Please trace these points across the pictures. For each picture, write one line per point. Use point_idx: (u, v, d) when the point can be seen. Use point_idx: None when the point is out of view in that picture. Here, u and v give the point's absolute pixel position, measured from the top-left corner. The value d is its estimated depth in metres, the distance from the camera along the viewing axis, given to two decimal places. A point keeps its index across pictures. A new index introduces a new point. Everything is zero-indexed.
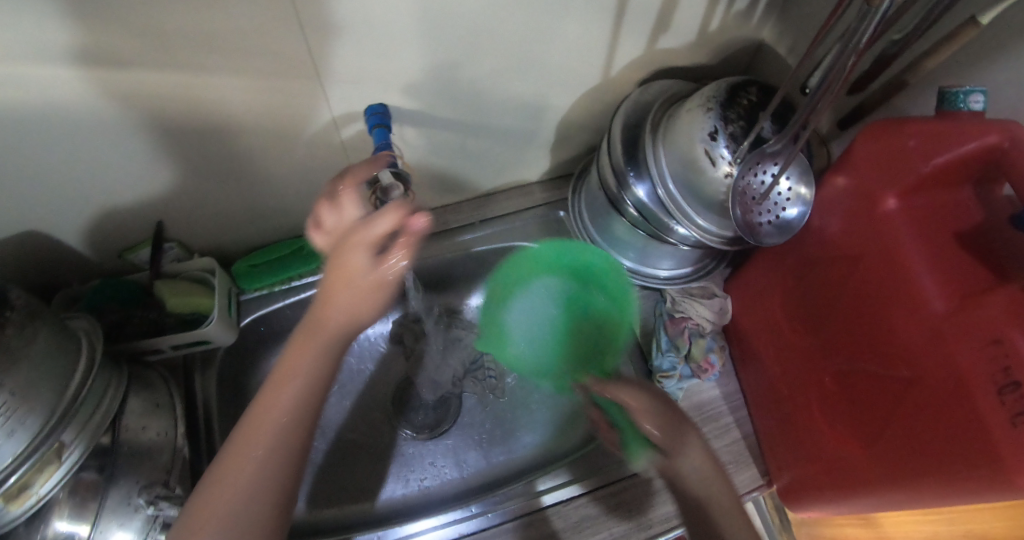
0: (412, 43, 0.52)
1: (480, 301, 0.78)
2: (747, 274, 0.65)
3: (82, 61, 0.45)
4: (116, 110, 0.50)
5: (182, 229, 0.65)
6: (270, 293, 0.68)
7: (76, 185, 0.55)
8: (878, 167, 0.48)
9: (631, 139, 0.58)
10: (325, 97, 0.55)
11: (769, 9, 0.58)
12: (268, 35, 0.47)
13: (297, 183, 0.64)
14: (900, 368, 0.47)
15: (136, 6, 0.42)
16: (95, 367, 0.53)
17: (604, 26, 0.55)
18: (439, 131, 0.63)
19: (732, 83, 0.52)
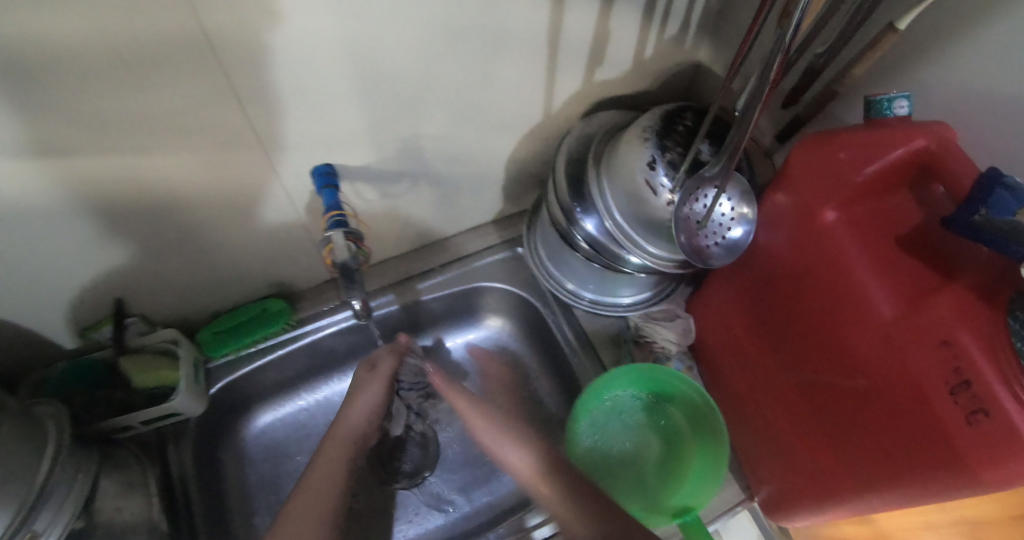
0: (349, 101, 0.52)
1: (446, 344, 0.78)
2: (707, 293, 0.64)
3: (27, 153, 0.44)
4: (60, 196, 0.49)
5: (142, 303, 0.65)
6: (237, 358, 0.68)
7: (27, 271, 0.55)
8: (813, 181, 0.48)
9: (576, 173, 0.59)
10: (271, 162, 0.55)
11: (700, 31, 0.59)
12: (208, 108, 0.48)
13: (254, 246, 0.64)
14: (856, 377, 0.47)
15: (70, 96, 0.42)
16: (62, 453, 0.53)
17: (540, 65, 0.56)
18: (391, 182, 0.63)
19: (667, 111, 0.53)
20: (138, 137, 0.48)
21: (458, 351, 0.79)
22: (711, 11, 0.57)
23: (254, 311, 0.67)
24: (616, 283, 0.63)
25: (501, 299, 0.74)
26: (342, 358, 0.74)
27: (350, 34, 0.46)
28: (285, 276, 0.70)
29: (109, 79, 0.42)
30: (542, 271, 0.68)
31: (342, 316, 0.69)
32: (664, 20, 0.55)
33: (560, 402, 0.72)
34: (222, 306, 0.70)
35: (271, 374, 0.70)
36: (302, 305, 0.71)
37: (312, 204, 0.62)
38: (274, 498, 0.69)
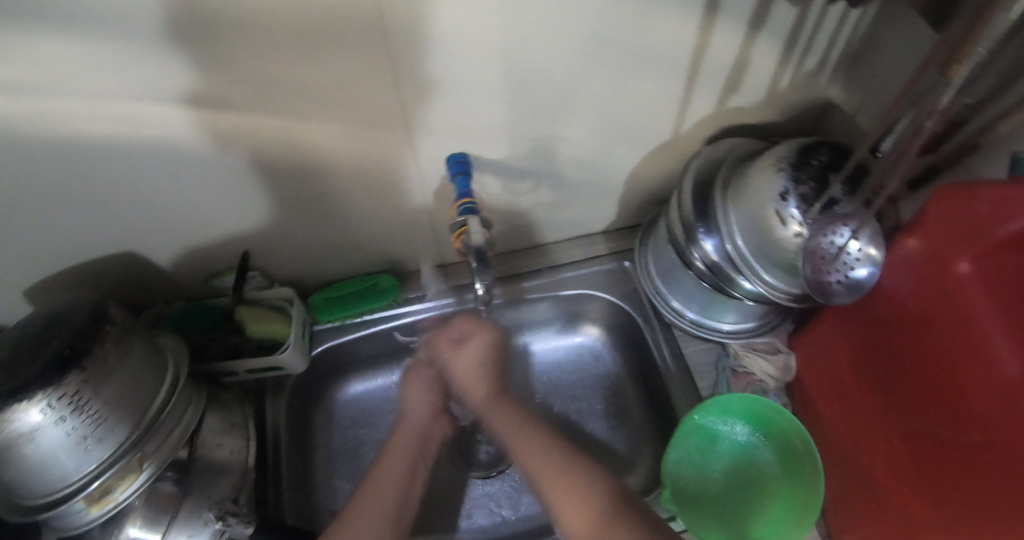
0: (496, 97, 0.56)
1: (539, 346, 0.78)
2: (811, 331, 0.63)
3: (193, 103, 0.51)
4: (222, 149, 0.56)
5: (267, 259, 0.70)
6: (343, 325, 0.72)
7: (179, 211, 0.62)
8: (948, 232, 0.48)
9: (701, 195, 0.60)
10: (413, 144, 0.59)
11: (838, 70, 0.61)
12: (366, 88, 0.52)
13: (376, 222, 0.68)
14: (969, 432, 0.46)
15: (251, 59, 0.48)
16: (179, 386, 0.58)
17: (676, 86, 0.59)
18: (515, 179, 0.66)
19: (804, 144, 0.55)
20: (300, 102, 0.53)
21: (547, 355, 0.78)
22: (851, 52, 0.59)
23: (366, 284, 0.72)
24: (722, 308, 0.64)
25: (599, 309, 0.76)
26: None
27: (508, 34, 0.50)
28: (399, 255, 0.74)
29: (291, 49, 0.48)
30: (649, 285, 0.70)
31: (446, 302, 0.73)
32: (805, 54, 0.58)
33: (641, 418, 0.73)
34: (334, 274, 0.74)
35: (369, 346, 0.74)
36: (409, 285, 0.74)
37: (441, 190, 0.65)
38: (354, 466, 0.71)
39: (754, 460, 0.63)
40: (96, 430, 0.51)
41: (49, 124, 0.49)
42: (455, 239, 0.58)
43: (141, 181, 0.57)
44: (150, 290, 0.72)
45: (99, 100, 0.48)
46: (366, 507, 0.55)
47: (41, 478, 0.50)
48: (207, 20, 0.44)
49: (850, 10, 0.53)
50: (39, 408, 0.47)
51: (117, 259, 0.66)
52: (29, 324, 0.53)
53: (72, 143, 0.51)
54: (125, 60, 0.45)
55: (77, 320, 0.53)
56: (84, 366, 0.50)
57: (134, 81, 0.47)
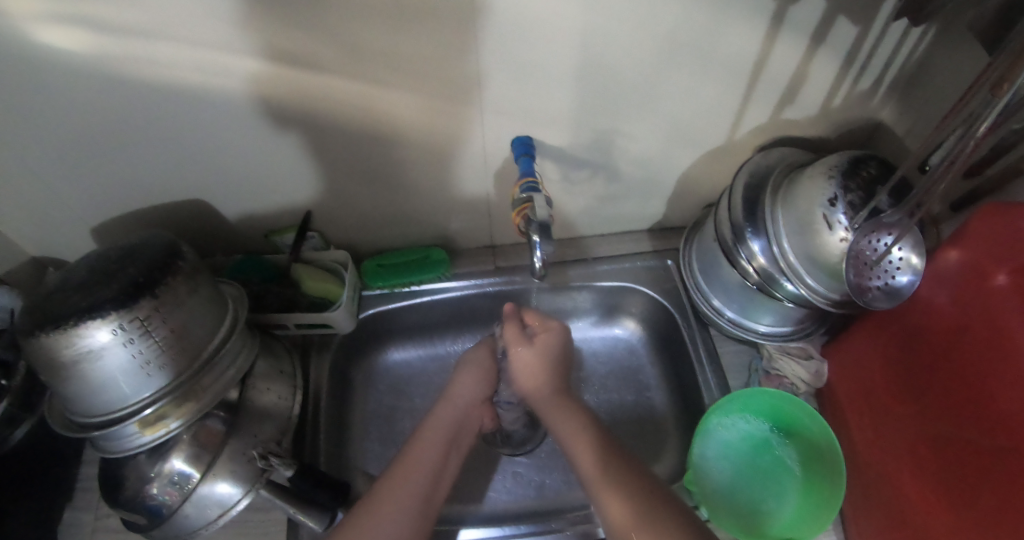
0: (566, 85, 0.60)
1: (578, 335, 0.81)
2: (846, 340, 0.66)
3: (284, 60, 0.54)
4: (304, 109, 0.59)
5: (325, 223, 0.73)
6: (391, 293, 0.74)
7: (249, 166, 0.65)
8: (992, 245, 0.51)
9: (751, 198, 0.64)
10: (481, 122, 0.63)
11: (892, 91, 0.65)
12: (448, 63, 0.56)
13: (433, 197, 0.71)
14: (996, 436, 0.48)
15: (350, 26, 0.52)
16: (235, 329, 0.61)
17: (737, 92, 0.63)
18: (573, 169, 0.70)
19: (854, 156, 0.58)
20: (382, 70, 0.57)
21: (584, 345, 0.81)
22: (906, 74, 0.63)
23: (417, 256, 0.75)
24: (760, 309, 0.66)
25: (638, 305, 0.78)
26: (479, 321, 0.80)
27: (587, 26, 0.54)
28: (450, 233, 0.77)
29: (384, 20, 0.52)
30: (691, 283, 0.72)
31: (490, 281, 0.76)
32: (861, 72, 0.62)
33: (668, 411, 0.75)
34: (387, 244, 0.78)
35: (412, 316, 0.76)
36: (457, 261, 0.78)
37: (502, 170, 0.69)
38: (387, 431, 0.74)
39: (776, 460, 0.66)
40: (159, 358, 0.53)
41: (151, 67, 0.53)
42: (515, 216, 0.62)
43: (221, 133, 0.61)
44: (208, 241, 0.76)
45: (199, 49, 0.52)
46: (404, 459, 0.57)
47: (100, 397, 0.52)
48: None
49: (909, 33, 0.57)
50: (110, 328, 0.50)
51: (182, 206, 0.70)
52: (102, 253, 0.56)
53: (167, 89, 0.56)
54: (232, 11, 0.49)
55: (151, 252, 0.55)
56: (156, 295, 0.52)
57: (231, 34, 0.51)
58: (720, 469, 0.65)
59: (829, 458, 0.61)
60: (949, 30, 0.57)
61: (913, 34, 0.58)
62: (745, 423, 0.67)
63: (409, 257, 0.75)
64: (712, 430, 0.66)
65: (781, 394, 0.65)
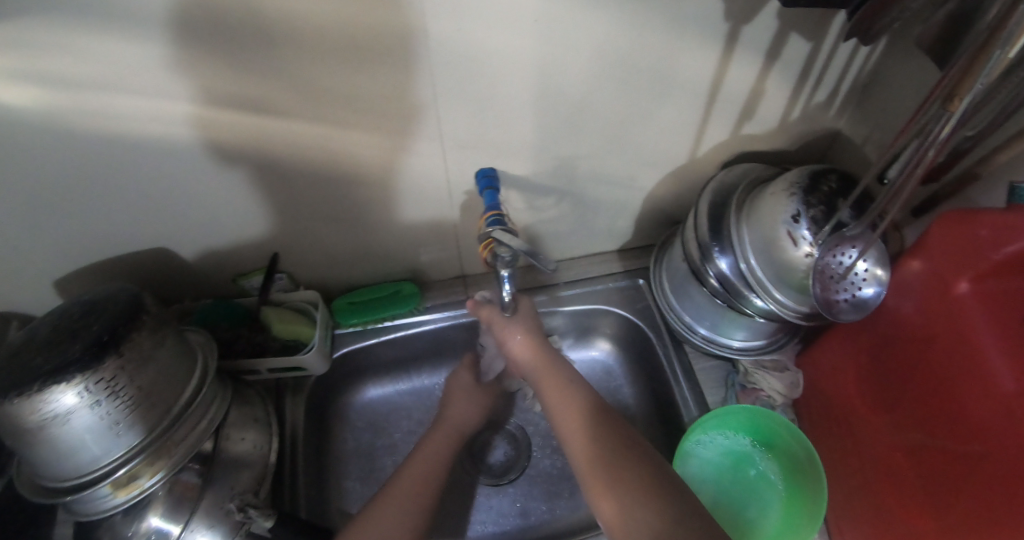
0: (526, 116, 0.60)
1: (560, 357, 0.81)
2: (819, 350, 0.66)
3: (240, 106, 0.54)
4: (264, 154, 0.59)
5: (292, 263, 0.73)
6: (363, 330, 0.75)
7: (210, 212, 0.64)
8: (949, 254, 0.51)
9: (716, 216, 0.64)
10: (444, 156, 0.63)
11: (847, 101, 0.65)
12: (404, 101, 0.56)
13: (398, 230, 0.71)
14: (969, 443, 0.48)
15: (305, 69, 0.52)
16: (207, 379, 0.60)
17: (696, 112, 0.63)
18: (538, 196, 0.70)
19: (814, 171, 0.58)
20: (340, 112, 0.56)
21: None
22: (859, 84, 0.63)
23: (389, 291, 0.75)
24: (732, 325, 0.67)
25: (613, 326, 0.78)
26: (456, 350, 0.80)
27: (544, 57, 0.54)
28: (421, 265, 0.77)
29: (340, 61, 0.52)
30: (664, 302, 0.73)
31: (463, 311, 0.77)
32: (817, 85, 0.62)
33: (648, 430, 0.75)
34: (359, 279, 0.77)
35: (387, 351, 0.77)
36: (429, 293, 0.79)
37: (468, 202, 0.69)
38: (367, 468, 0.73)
39: (758, 474, 0.66)
40: (128, 417, 0.52)
41: (105, 120, 0.52)
42: (481, 250, 0.61)
43: (180, 180, 0.60)
44: (174, 287, 0.75)
45: (153, 100, 0.52)
46: (426, 464, 0.63)
47: (70, 460, 0.51)
48: (262, 28, 0.48)
49: (859, 48, 0.58)
50: (76, 390, 0.49)
51: (145, 255, 0.69)
52: (66, 310, 0.55)
53: (121, 141, 0.55)
54: (185, 63, 0.49)
55: (114, 307, 0.54)
56: (121, 352, 0.51)
57: (179, 83, 0.51)
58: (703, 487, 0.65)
59: (811, 471, 0.61)
60: (899, 42, 0.58)
61: (863, 49, 0.58)
62: (725, 438, 0.67)
63: (382, 292, 0.75)
64: (692, 448, 0.65)
65: (759, 409, 0.65)
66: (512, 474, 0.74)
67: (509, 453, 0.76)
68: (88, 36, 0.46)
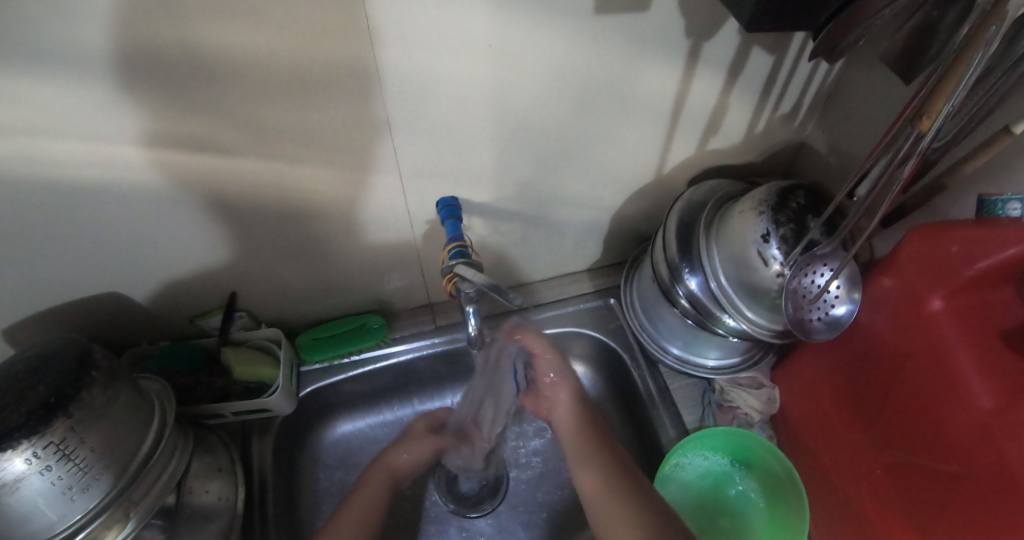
0: (487, 143, 0.58)
1: None
2: (793, 365, 0.65)
3: (183, 146, 0.51)
4: (212, 194, 0.56)
5: (253, 302, 0.72)
6: (330, 366, 0.75)
7: (159, 254, 0.62)
8: (921, 270, 0.50)
9: (685, 236, 0.63)
10: (402, 189, 0.61)
11: (811, 111, 0.67)
12: (358, 134, 0.54)
13: (363, 260, 0.69)
14: (949, 462, 0.48)
15: (249, 104, 0.49)
16: (165, 431, 0.57)
17: (660, 130, 0.62)
18: (503, 221, 0.69)
19: (781, 188, 0.57)
20: (289, 146, 0.53)
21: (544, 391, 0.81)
22: (823, 94, 0.65)
23: (354, 325, 0.75)
24: (704, 345, 0.67)
25: (586, 347, 0.78)
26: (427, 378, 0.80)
27: (502, 82, 0.52)
28: (388, 294, 0.76)
29: (287, 94, 0.49)
30: (636, 323, 0.73)
31: (431, 341, 0.77)
32: (779, 98, 0.64)
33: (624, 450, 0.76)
34: (330, 311, 0.77)
35: (356, 386, 0.77)
36: (397, 323, 0.79)
37: (431, 231, 0.68)
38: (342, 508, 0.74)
39: (737, 492, 0.66)
40: (83, 480, 0.49)
41: (44, 168, 0.49)
42: (445, 283, 0.59)
43: (121, 223, 0.57)
44: (127, 332, 0.72)
45: (93, 145, 0.48)
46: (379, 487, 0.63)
47: (20, 530, 0.48)
48: (204, 65, 0.45)
49: (820, 63, 0.60)
50: (24, 457, 0.45)
51: (92, 301, 0.66)
52: (9, 366, 0.50)
53: (47, 187, 0.51)
54: (128, 107, 0.46)
55: (62, 360, 0.50)
56: (71, 413, 0.48)
57: (109, 123, 0.47)
58: (682, 518, 0.64)
59: (792, 491, 0.61)
60: (859, 54, 0.60)
61: (823, 63, 0.60)
62: (704, 460, 0.66)
63: (346, 326, 0.75)
64: (670, 471, 0.64)
65: (736, 429, 0.64)
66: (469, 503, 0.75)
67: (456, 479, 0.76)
68: (19, 82, 0.42)
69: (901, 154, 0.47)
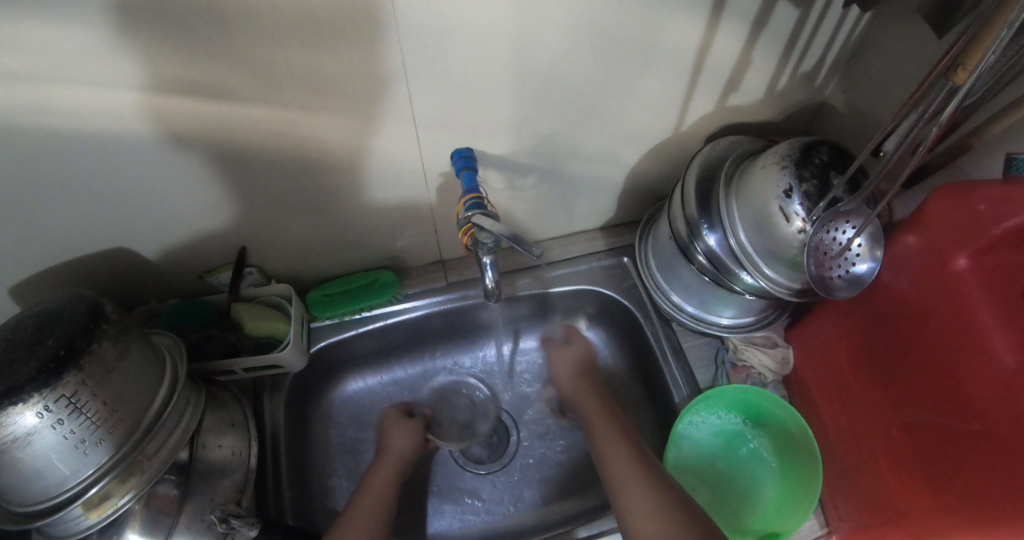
0: (503, 92, 0.56)
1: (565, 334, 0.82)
2: (810, 327, 0.65)
3: (191, 92, 0.49)
4: (221, 144, 0.54)
5: (262, 258, 0.71)
6: (342, 322, 0.74)
7: (168, 209, 0.60)
8: (947, 229, 0.49)
9: (704, 192, 0.62)
10: (416, 139, 0.59)
11: (835, 68, 0.65)
12: (373, 83, 0.52)
13: (374, 217, 0.68)
14: (969, 420, 0.47)
15: (259, 48, 0.47)
16: (175, 387, 0.57)
17: (681, 84, 0.61)
18: (518, 177, 0.68)
19: (805, 143, 0.56)
20: (300, 94, 0.52)
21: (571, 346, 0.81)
22: (849, 50, 0.63)
23: (364, 281, 0.74)
24: (719, 303, 0.67)
25: (600, 306, 0.78)
26: (437, 337, 0.80)
27: (522, 28, 0.50)
28: (398, 251, 0.76)
29: (299, 37, 0.47)
30: (650, 282, 0.73)
31: (443, 299, 0.76)
32: (803, 54, 0.62)
33: (634, 408, 0.76)
34: (340, 269, 0.76)
35: (365, 343, 0.76)
36: (408, 281, 0.78)
37: (445, 185, 0.66)
38: (353, 465, 0.75)
39: (749, 451, 0.67)
40: (95, 434, 0.48)
41: (48, 117, 0.47)
42: (461, 235, 0.58)
43: (127, 176, 0.55)
44: (137, 288, 0.71)
45: (97, 91, 0.46)
46: None
47: (35, 483, 0.47)
48: (212, 5, 0.43)
49: (848, 17, 0.58)
50: (35, 410, 0.44)
51: (99, 257, 0.64)
52: (19, 320, 0.49)
53: (49, 138, 0.49)
54: (131, 49, 0.44)
55: (71, 314, 0.48)
56: (81, 367, 0.47)
57: (113, 67, 0.45)
58: (695, 481, 0.65)
59: (804, 447, 0.62)
60: (889, 8, 0.58)
61: (851, 17, 0.58)
62: (716, 418, 0.67)
63: (356, 282, 0.74)
64: (682, 430, 0.65)
65: (749, 387, 0.65)
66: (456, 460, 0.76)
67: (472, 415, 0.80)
68: (19, 21, 0.40)
69: (934, 109, 0.46)
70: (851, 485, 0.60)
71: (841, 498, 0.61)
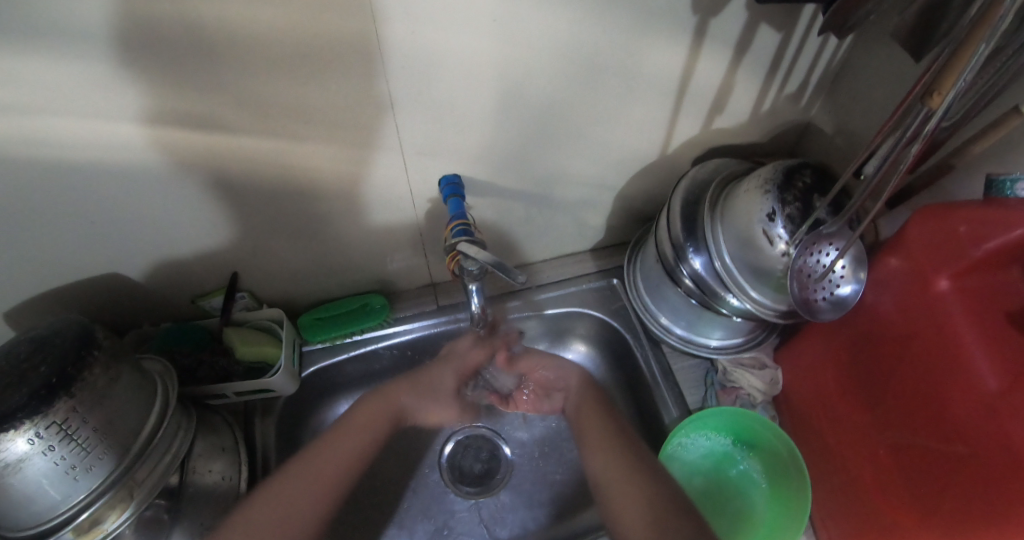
0: (488, 118, 0.57)
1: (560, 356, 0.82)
2: (799, 347, 0.65)
3: (181, 123, 0.50)
4: (210, 173, 0.55)
5: (254, 282, 0.72)
6: (334, 345, 0.75)
7: (160, 235, 0.61)
8: (928, 251, 0.50)
9: (690, 215, 0.62)
10: (404, 166, 0.60)
11: (818, 90, 0.66)
12: (360, 112, 0.53)
13: (364, 241, 0.69)
14: (954, 443, 0.47)
15: (247, 81, 0.48)
16: (167, 412, 0.57)
17: (665, 108, 0.62)
18: (506, 200, 0.69)
19: (787, 166, 0.56)
20: (290, 124, 0.53)
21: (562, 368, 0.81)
22: (831, 73, 0.64)
23: (356, 305, 0.76)
24: (708, 325, 0.67)
25: (590, 327, 0.79)
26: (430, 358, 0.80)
27: (505, 58, 0.51)
28: (390, 274, 0.76)
29: (287, 67, 0.47)
30: (638, 303, 0.73)
31: (435, 320, 0.77)
32: (786, 78, 0.63)
33: None
34: (332, 292, 0.77)
35: (358, 365, 0.77)
36: (399, 304, 0.79)
37: (433, 209, 0.67)
38: None
39: (739, 473, 0.67)
40: (86, 459, 0.49)
41: (43, 147, 0.48)
42: (448, 261, 0.59)
43: (119, 204, 0.56)
44: (129, 313, 0.72)
45: (91, 122, 0.47)
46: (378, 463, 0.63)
47: (25, 509, 0.48)
48: (202, 40, 0.44)
49: (829, 41, 0.59)
50: (26, 437, 0.45)
51: (92, 282, 0.65)
52: (8, 348, 0.49)
53: (41, 168, 0.50)
54: (122, 82, 0.45)
55: (61, 341, 0.49)
56: (73, 393, 0.47)
57: (104, 100, 0.46)
58: None
59: (793, 470, 0.62)
60: (869, 33, 0.59)
61: (832, 41, 0.59)
62: (706, 440, 0.67)
63: (348, 306, 0.75)
64: (672, 452, 0.65)
65: (739, 410, 0.65)
66: (445, 485, 0.76)
67: (465, 438, 0.80)
68: (16, 56, 0.41)
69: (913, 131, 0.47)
70: (839, 506, 0.60)
71: (830, 520, 0.61)
